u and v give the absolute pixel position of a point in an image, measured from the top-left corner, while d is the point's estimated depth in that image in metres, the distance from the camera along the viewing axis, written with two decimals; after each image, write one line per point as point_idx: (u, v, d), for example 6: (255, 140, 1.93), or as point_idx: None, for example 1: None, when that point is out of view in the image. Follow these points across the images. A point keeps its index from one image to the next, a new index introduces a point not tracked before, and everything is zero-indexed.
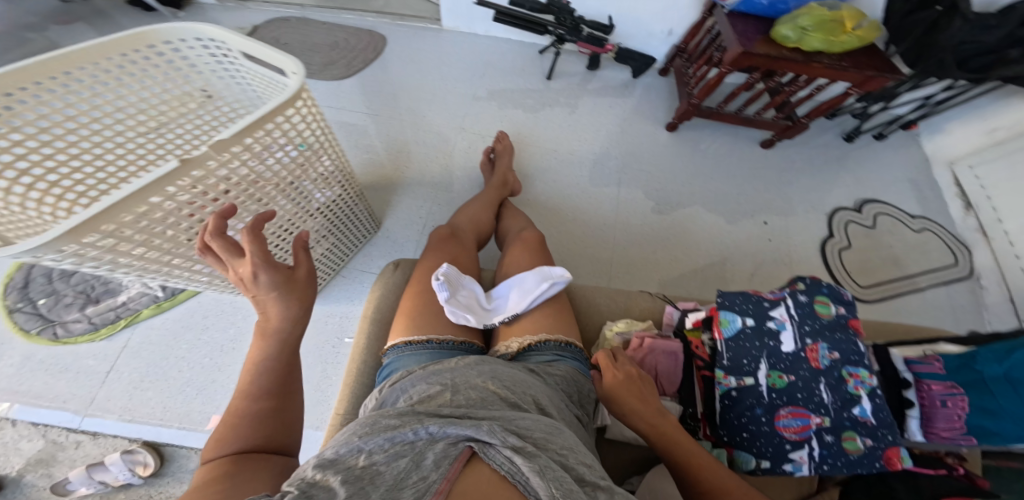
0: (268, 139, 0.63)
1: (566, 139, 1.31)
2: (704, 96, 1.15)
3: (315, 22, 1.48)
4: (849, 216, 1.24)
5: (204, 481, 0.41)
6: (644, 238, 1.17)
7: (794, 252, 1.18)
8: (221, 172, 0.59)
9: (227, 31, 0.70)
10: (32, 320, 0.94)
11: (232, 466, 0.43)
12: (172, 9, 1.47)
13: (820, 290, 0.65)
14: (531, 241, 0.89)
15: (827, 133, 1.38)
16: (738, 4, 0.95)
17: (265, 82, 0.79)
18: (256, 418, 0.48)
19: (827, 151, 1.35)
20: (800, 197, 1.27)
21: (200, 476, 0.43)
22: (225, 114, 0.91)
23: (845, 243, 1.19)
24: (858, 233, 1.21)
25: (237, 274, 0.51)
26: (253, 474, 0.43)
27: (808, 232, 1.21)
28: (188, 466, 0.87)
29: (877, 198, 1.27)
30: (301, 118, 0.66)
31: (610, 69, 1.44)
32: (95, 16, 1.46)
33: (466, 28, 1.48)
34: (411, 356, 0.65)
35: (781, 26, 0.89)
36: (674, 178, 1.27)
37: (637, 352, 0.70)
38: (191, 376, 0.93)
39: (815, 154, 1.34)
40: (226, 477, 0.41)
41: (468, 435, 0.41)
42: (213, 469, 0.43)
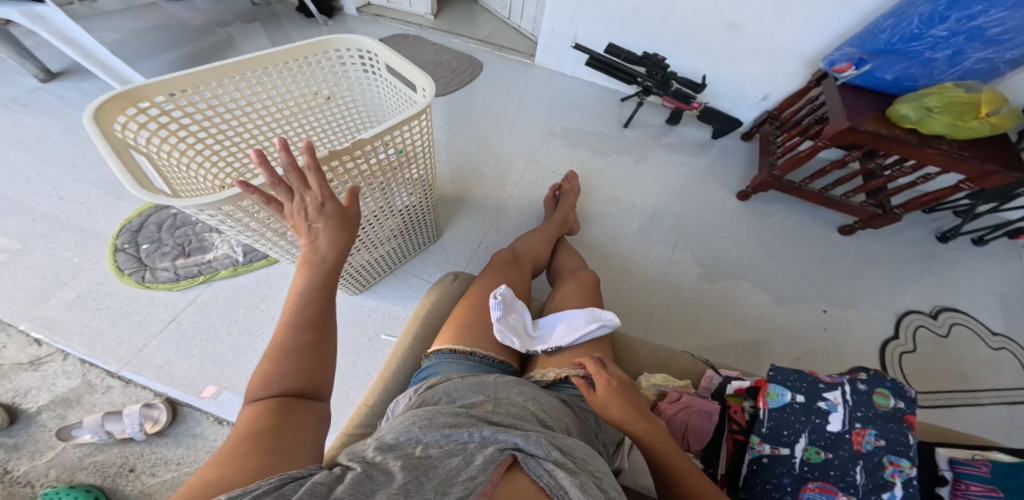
0: (386, 143, 0.70)
1: (633, 187, 1.32)
2: (788, 169, 1.13)
3: (427, 42, 1.63)
4: (916, 317, 1.13)
5: (252, 424, 0.41)
6: (693, 301, 1.12)
7: (851, 347, 1.08)
8: (344, 162, 0.67)
9: (384, 47, 0.83)
10: (130, 261, 1.04)
11: (277, 413, 0.43)
12: (325, 19, 1.68)
13: (883, 384, 0.57)
14: (586, 283, 0.86)
15: (912, 229, 1.30)
16: (857, 77, 0.95)
17: (397, 93, 0.91)
18: (297, 359, 0.47)
19: (906, 248, 1.26)
20: (869, 291, 1.17)
21: (247, 412, 0.43)
22: (359, 111, 1.04)
23: (909, 346, 1.08)
24: (926, 338, 1.10)
25: (302, 204, 0.56)
26: (293, 429, 0.42)
27: (870, 327, 1.11)
28: (192, 431, 0.87)
29: (954, 306, 1.15)
30: (416, 130, 0.74)
31: (690, 128, 1.45)
32: (251, 12, 1.70)
33: (556, 67, 1.56)
34: (452, 364, 0.64)
35: (900, 105, 0.88)
36: (734, 244, 1.23)
37: (673, 406, 0.66)
38: (238, 339, 0.97)
39: (893, 248, 1.26)
40: (270, 430, 0.41)
41: (514, 443, 0.43)
42: (258, 412, 0.43)
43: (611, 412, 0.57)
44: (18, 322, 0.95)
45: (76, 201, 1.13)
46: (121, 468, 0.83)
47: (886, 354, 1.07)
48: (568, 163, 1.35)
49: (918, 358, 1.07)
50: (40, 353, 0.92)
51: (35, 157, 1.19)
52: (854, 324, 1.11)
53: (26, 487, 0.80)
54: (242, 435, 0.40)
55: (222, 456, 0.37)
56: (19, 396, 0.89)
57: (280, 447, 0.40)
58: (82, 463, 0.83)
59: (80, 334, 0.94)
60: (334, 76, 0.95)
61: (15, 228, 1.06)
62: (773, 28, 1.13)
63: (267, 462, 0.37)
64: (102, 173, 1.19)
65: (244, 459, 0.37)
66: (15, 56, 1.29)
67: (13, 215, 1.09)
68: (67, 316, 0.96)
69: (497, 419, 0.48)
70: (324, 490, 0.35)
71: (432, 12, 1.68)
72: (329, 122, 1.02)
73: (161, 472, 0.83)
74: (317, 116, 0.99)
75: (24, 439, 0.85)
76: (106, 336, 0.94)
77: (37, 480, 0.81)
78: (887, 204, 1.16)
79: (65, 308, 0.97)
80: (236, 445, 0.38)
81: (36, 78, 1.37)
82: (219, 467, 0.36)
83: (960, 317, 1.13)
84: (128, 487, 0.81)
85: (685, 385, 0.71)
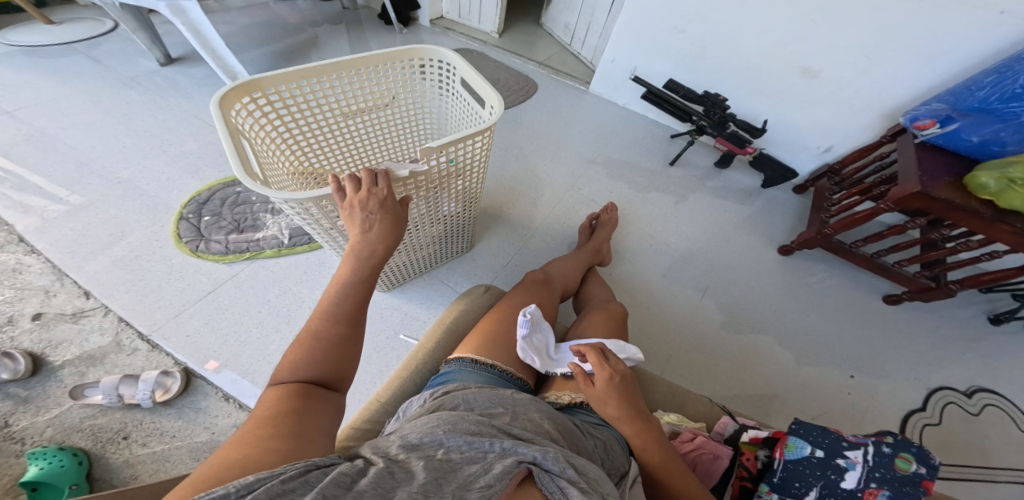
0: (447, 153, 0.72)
1: (673, 224, 1.29)
2: (841, 228, 1.08)
3: (489, 59, 1.69)
4: (947, 392, 1.03)
5: (274, 408, 0.41)
6: (719, 348, 1.07)
7: (876, 419, 0.99)
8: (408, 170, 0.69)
9: (462, 62, 0.86)
10: (191, 230, 1.09)
11: (300, 400, 0.42)
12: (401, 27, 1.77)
13: (908, 449, 0.49)
14: (616, 314, 0.82)
15: (965, 307, 1.20)
16: (938, 136, 0.91)
17: (468, 107, 0.94)
18: (327, 349, 0.47)
19: (957, 324, 1.16)
20: (907, 363, 1.08)
21: (267, 395, 0.43)
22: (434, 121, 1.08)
23: (935, 420, 0.99)
24: (956, 416, 1.00)
25: (362, 202, 0.60)
26: (315, 418, 0.42)
27: (896, 396, 1.02)
28: (196, 405, 0.86)
29: (989, 386, 1.05)
30: (475, 145, 0.76)
31: (739, 173, 1.42)
32: (333, 14, 1.82)
33: (609, 97, 1.57)
34: (469, 373, 0.61)
35: (980, 172, 0.83)
36: (764, 294, 1.17)
37: (686, 445, 0.63)
38: (265, 318, 0.98)
39: (944, 323, 1.16)
40: (289, 416, 0.40)
41: (531, 456, 0.41)
42: (280, 395, 0.42)
43: (609, 408, 0.58)
44: (75, 273, 1.00)
45: (155, 170, 1.21)
46: (115, 434, 0.82)
47: (907, 424, 0.98)
48: (609, 192, 1.33)
49: (943, 434, 0.97)
50: (85, 305, 0.96)
51: (134, 130, 1.30)
52: (880, 393, 1.03)
53: (18, 443, 0.79)
54: (265, 418, 0.39)
55: (244, 438, 0.37)
56: (48, 348, 0.90)
57: (303, 434, 0.39)
58: (81, 424, 0.82)
59: (127, 293, 0.98)
60: (412, 87, 1.00)
61: (97, 189, 1.15)
62: (841, 84, 1.10)
63: (289, 448, 0.37)
64: (182, 149, 1.27)
65: (268, 443, 0.37)
66: (146, 40, 1.43)
67: (97, 175, 1.18)
68: (118, 274, 1.01)
69: (517, 432, 0.46)
70: (347, 482, 0.35)
71: (497, 31, 1.75)
72: (402, 131, 1.07)
73: (153, 443, 0.81)
74: (395, 121, 1.04)
75: (37, 393, 0.85)
76: (150, 297, 0.98)
77: (29, 437, 0.80)
78: (943, 277, 1.08)
79: (111, 268, 1.02)
80: (258, 427, 0.38)
81: (157, 62, 1.51)
82: (243, 449, 0.36)
83: (995, 398, 1.03)
84: (115, 455, 0.80)
85: (701, 426, 0.68)
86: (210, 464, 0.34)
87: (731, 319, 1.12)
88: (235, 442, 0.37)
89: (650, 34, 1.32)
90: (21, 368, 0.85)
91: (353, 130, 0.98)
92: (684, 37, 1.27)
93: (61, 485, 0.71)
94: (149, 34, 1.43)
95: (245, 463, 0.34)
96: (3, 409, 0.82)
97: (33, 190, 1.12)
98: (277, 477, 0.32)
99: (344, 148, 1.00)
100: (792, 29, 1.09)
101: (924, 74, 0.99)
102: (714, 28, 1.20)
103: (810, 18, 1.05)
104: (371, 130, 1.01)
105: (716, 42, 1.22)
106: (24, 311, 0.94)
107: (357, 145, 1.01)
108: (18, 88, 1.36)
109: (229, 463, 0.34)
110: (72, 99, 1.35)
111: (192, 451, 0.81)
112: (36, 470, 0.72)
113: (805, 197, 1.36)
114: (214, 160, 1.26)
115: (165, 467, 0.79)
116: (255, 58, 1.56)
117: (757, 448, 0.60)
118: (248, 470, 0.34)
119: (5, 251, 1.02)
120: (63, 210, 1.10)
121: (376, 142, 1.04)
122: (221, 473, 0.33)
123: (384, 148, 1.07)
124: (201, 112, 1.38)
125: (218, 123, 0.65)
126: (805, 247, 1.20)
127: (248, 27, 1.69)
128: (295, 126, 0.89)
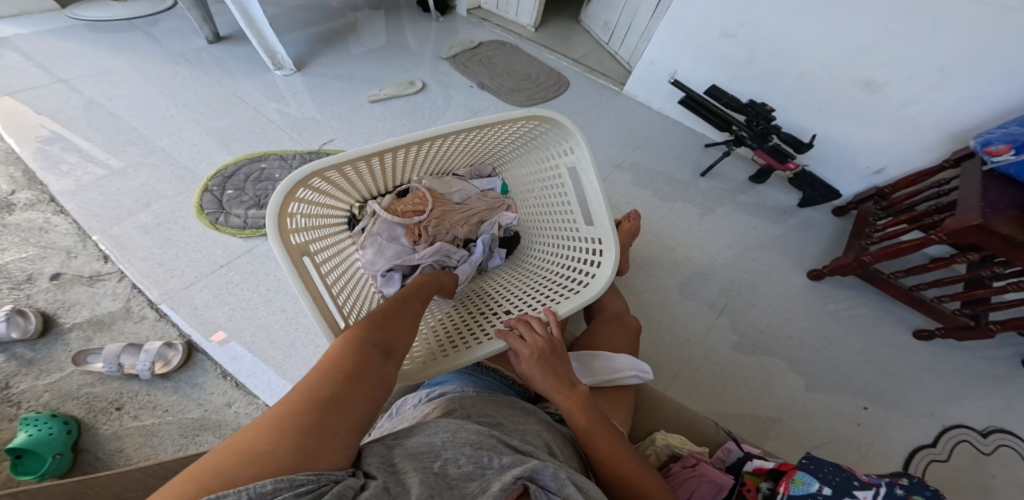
0: (559, 305, 0.66)
1: (697, 236, 1.23)
2: (880, 256, 1.01)
3: (523, 53, 1.65)
4: (960, 429, 0.96)
5: (328, 384, 0.36)
6: (730, 368, 1.01)
7: (883, 456, 0.92)
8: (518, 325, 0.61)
9: (586, 186, 0.68)
10: (213, 203, 1.09)
11: (355, 381, 0.38)
12: (438, 16, 1.75)
13: (923, 492, 0.42)
14: (629, 327, 0.77)
15: (1002, 348, 1.10)
16: (1012, 164, 0.83)
17: (559, 193, 0.78)
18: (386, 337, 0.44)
19: (995, 365, 1.06)
20: (930, 401, 1.00)
21: (334, 351, 0.40)
22: (498, 153, 0.86)
23: (944, 457, 0.92)
24: (967, 455, 0.92)
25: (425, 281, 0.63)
26: (357, 410, 0.36)
27: (910, 433, 0.95)
28: (193, 380, 0.85)
29: (1009, 429, 0.96)
30: (580, 281, 0.71)
31: (775, 190, 1.35)
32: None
33: (644, 99, 1.52)
34: (472, 378, 0.57)
35: None
36: (783, 316, 1.11)
37: (686, 471, 0.57)
38: (273, 296, 0.97)
39: (980, 363, 1.07)
40: (331, 403, 0.35)
41: (526, 467, 0.37)
42: (343, 361, 0.39)
43: (539, 378, 0.55)
44: (99, 237, 1.01)
45: (189, 143, 1.21)
46: (108, 405, 0.81)
47: (910, 459, 0.92)
48: (634, 199, 1.28)
49: (954, 475, 0.89)
50: (102, 269, 0.97)
51: (174, 104, 1.30)
52: (889, 426, 0.96)
53: (13, 407, 0.80)
54: (315, 394, 0.35)
55: (279, 419, 0.32)
56: (61, 309, 0.91)
57: (337, 433, 0.34)
58: (77, 392, 0.82)
59: (145, 260, 0.99)
60: (500, 139, 0.75)
61: (133, 156, 1.17)
62: (903, 102, 1.03)
63: (316, 446, 0.32)
64: (218, 124, 1.27)
65: (299, 435, 0.32)
66: (197, 18, 1.42)
67: (133, 142, 1.20)
68: (140, 239, 1.02)
69: (517, 444, 0.42)
70: (351, 495, 0.32)
71: (533, 25, 1.71)
72: (466, 155, 0.84)
73: (144, 417, 0.81)
74: (455, 159, 0.83)
75: (42, 355, 0.85)
76: (165, 266, 0.98)
77: (25, 401, 0.80)
78: (983, 317, 0.99)
79: (135, 232, 1.03)
80: (302, 406, 0.34)
81: (206, 40, 1.50)
82: (273, 439, 0.31)
83: (1013, 440, 0.94)
84: (104, 426, 0.79)
85: (705, 452, 0.63)
86: (233, 447, 0.30)
87: (745, 341, 1.06)
88: (268, 422, 0.32)
89: (698, 37, 1.27)
90: (32, 327, 0.86)
91: (412, 161, 0.76)
92: (734, 43, 1.22)
93: (44, 453, 0.71)
94: (202, 12, 1.42)
95: (262, 460, 0.29)
96: (6, 370, 0.83)
97: (70, 153, 1.15)
98: (293, 490, 0.29)
99: (387, 175, 0.79)
100: (857, 38, 1.02)
101: (996, 96, 0.92)
102: (769, 35, 1.14)
103: (880, 27, 0.98)
104: (431, 161, 0.80)
105: (769, 48, 1.16)
106: (45, 270, 0.95)
107: (405, 170, 0.81)
108: (71, 55, 1.39)
109: (250, 453, 0.30)
110: (117, 68, 1.38)
111: (181, 428, 0.80)
112: (24, 436, 0.72)
113: (844, 220, 1.28)
114: (244, 136, 1.25)
115: (152, 441, 0.78)
116: (294, 40, 1.56)
117: (760, 480, 0.55)
118: (262, 472, 0.29)
119: (36, 210, 1.03)
120: (96, 174, 1.11)
121: (429, 162, 0.81)
122: (238, 468, 0.29)
123: (432, 166, 0.84)
124: (230, 84, 1.38)
125: (287, 268, 0.49)
126: (836, 273, 1.12)
127: (295, 9, 1.69)
128: (345, 180, 0.69)
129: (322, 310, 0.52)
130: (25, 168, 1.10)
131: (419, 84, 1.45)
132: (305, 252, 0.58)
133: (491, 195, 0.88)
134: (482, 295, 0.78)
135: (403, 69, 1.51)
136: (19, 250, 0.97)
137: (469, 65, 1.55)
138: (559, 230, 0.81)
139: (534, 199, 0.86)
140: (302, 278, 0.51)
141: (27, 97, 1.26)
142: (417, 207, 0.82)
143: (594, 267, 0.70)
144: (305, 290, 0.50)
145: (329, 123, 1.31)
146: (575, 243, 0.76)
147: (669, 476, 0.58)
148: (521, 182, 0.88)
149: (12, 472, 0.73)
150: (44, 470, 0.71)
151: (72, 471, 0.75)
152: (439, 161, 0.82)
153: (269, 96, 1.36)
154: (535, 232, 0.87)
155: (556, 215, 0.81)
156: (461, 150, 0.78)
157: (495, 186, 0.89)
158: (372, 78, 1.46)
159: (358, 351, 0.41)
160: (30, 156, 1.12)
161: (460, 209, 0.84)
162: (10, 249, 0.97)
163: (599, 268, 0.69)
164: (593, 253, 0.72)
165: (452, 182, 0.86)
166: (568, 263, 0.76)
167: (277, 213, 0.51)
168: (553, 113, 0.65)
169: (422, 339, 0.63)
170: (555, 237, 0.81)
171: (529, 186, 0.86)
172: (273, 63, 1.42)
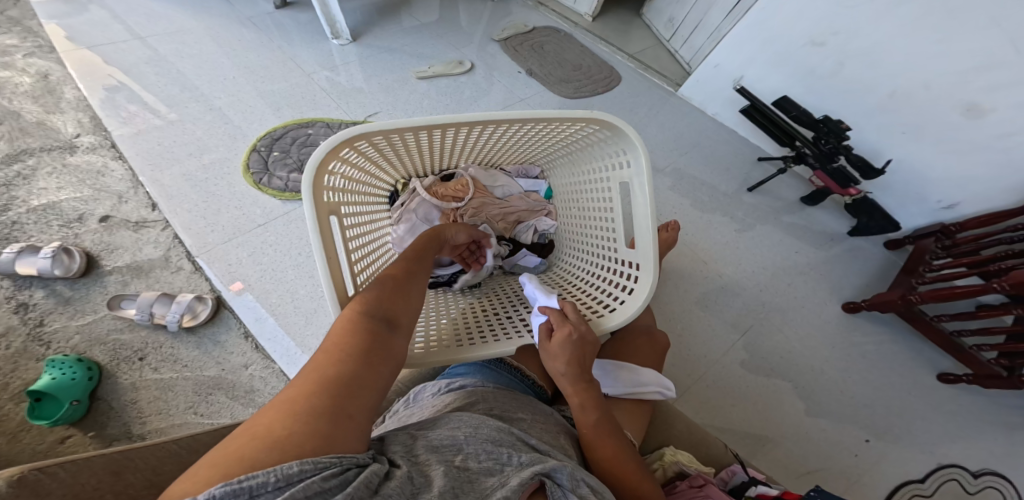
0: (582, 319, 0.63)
1: (734, 251, 1.17)
2: (930, 297, 0.94)
3: (578, 43, 1.60)
4: (955, 469, 0.91)
5: (336, 367, 0.36)
6: (741, 384, 0.97)
7: (874, 487, 0.88)
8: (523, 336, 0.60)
9: (640, 197, 0.62)
10: (258, 163, 1.11)
11: (362, 364, 0.38)
12: None
13: None
14: (658, 343, 0.73)
15: None
16: None
17: (601, 204, 0.74)
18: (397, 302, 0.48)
19: None
20: (946, 446, 0.93)
21: (327, 347, 0.39)
22: (548, 155, 0.83)
23: (930, 493, 0.88)
24: (953, 495, 0.89)
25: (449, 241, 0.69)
26: (368, 389, 0.36)
27: (906, 470, 0.90)
28: (216, 337, 0.87)
29: (1010, 478, 0.90)
30: (611, 303, 0.66)
31: (825, 213, 1.27)
32: None
33: (699, 104, 1.46)
34: (491, 373, 0.55)
35: None
36: (807, 341, 1.05)
37: (691, 490, 0.54)
38: (303, 261, 0.98)
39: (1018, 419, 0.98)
40: (345, 384, 0.35)
41: (544, 466, 0.35)
42: (344, 350, 0.38)
43: (556, 364, 0.52)
44: (149, 184, 1.04)
45: (243, 104, 1.23)
46: (132, 354, 0.84)
47: (895, 491, 0.88)
48: (674, 206, 1.23)
49: None
50: (148, 217, 1.00)
51: (234, 64, 1.32)
52: (886, 460, 0.91)
53: (43, 346, 0.83)
54: (324, 379, 0.35)
55: (291, 406, 0.31)
56: (104, 252, 0.94)
57: (351, 417, 0.33)
58: (106, 337, 0.85)
59: (187, 212, 1.01)
60: (551, 137, 0.73)
61: (189, 111, 1.19)
62: (1003, 132, 0.94)
63: (330, 429, 0.31)
64: (272, 87, 1.28)
65: (315, 422, 0.31)
66: None
67: (192, 99, 1.22)
68: (185, 192, 1.04)
69: (535, 444, 0.41)
70: (377, 483, 0.29)
71: (592, 14, 1.64)
72: (513, 153, 0.84)
73: (163, 370, 0.83)
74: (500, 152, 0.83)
75: (80, 295, 0.89)
76: (205, 220, 1.00)
77: (55, 342, 0.84)
78: None
79: (181, 183, 1.05)
80: (312, 392, 0.33)
81: (273, 4, 1.51)
82: (289, 424, 0.30)
83: (1005, 484, 0.90)
84: (124, 376, 0.82)
85: (709, 472, 0.60)
86: (246, 439, 0.28)
87: (757, 360, 1.01)
88: (281, 410, 0.31)
89: (778, 41, 1.19)
90: (74, 267, 0.89)
91: (461, 147, 0.76)
92: (820, 52, 1.13)
93: (63, 398, 0.74)
94: None
95: (283, 445, 0.28)
96: (45, 306, 0.87)
97: (132, 103, 1.18)
98: (319, 473, 0.27)
99: (434, 156, 0.79)
100: (962, 58, 0.92)
101: None
102: (863, 47, 1.05)
103: (997, 46, 0.88)
104: (476, 150, 0.80)
105: (859, 60, 1.07)
106: (95, 212, 0.99)
107: (454, 154, 0.80)
108: (145, 10, 1.44)
109: (268, 439, 0.28)
110: (189, 27, 1.41)
111: (196, 385, 0.82)
112: (48, 379, 0.75)
113: (896, 254, 1.20)
114: (296, 101, 1.26)
115: (167, 396, 0.81)
116: (353, 10, 1.56)
117: None
118: (283, 455, 0.27)
119: (96, 154, 1.08)
120: (154, 124, 1.15)
121: (477, 151, 0.81)
122: (258, 453, 0.27)
123: (478, 155, 0.84)
124: (285, 47, 1.39)
125: (312, 229, 0.49)
126: (877, 308, 1.05)
127: None
128: (392, 155, 0.70)
129: (338, 280, 0.51)
130: (92, 114, 1.15)
131: (467, 64, 1.42)
132: (335, 212, 0.58)
133: (534, 197, 0.87)
134: (500, 296, 0.74)
135: (453, 47, 1.48)
136: (75, 190, 1.01)
137: (520, 50, 1.51)
138: (596, 247, 0.76)
139: (576, 208, 0.82)
140: (328, 256, 0.50)
141: (106, 50, 1.29)
142: (458, 194, 0.83)
143: (628, 290, 0.65)
144: (325, 267, 0.49)
145: (375, 96, 1.30)
146: (609, 265, 0.71)
147: (673, 493, 0.55)
148: (564, 189, 0.85)
149: (28, 415, 0.76)
150: (61, 414, 0.74)
151: (87, 418, 0.77)
152: (486, 153, 0.83)
153: (322, 64, 1.36)
154: (570, 244, 0.84)
155: (594, 230, 0.76)
156: (508, 142, 0.76)
157: (540, 189, 0.88)
158: (422, 54, 1.44)
159: (363, 330, 0.41)
160: (98, 103, 1.17)
161: (499, 204, 0.84)
162: (67, 188, 1.01)
163: (631, 295, 0.64)
164: (627, 279, 0.67)
165: (497, 176, 0.86)
166: (598, 285, 0.71)
167: (313, 173, 0.50)
168: (614, 119, 0.61)
169: (441, 325, 0.62)
170: (590, 254, 0.77)
171: (574, 198, 0.82)
172: (331, 32, 1.42)
